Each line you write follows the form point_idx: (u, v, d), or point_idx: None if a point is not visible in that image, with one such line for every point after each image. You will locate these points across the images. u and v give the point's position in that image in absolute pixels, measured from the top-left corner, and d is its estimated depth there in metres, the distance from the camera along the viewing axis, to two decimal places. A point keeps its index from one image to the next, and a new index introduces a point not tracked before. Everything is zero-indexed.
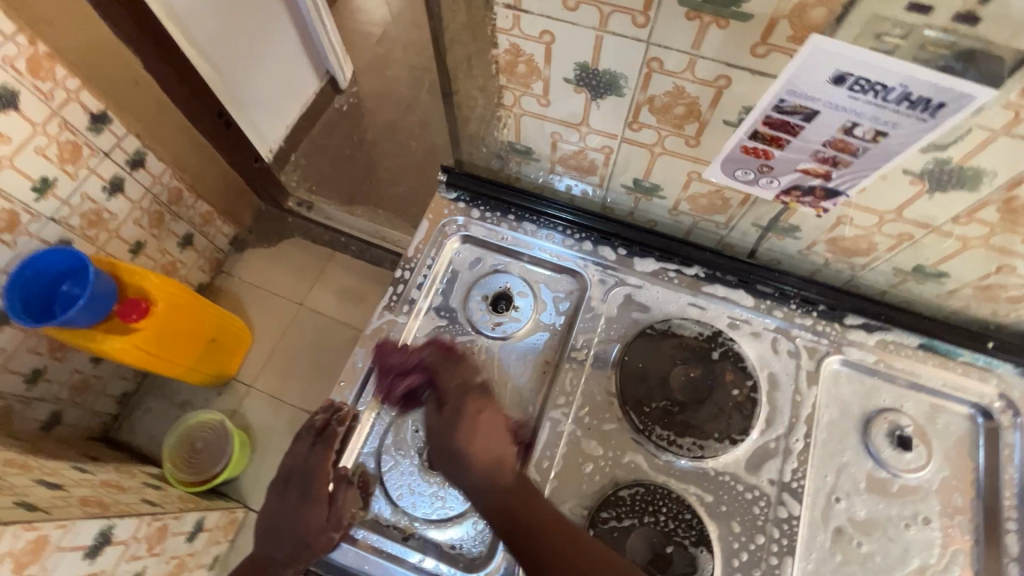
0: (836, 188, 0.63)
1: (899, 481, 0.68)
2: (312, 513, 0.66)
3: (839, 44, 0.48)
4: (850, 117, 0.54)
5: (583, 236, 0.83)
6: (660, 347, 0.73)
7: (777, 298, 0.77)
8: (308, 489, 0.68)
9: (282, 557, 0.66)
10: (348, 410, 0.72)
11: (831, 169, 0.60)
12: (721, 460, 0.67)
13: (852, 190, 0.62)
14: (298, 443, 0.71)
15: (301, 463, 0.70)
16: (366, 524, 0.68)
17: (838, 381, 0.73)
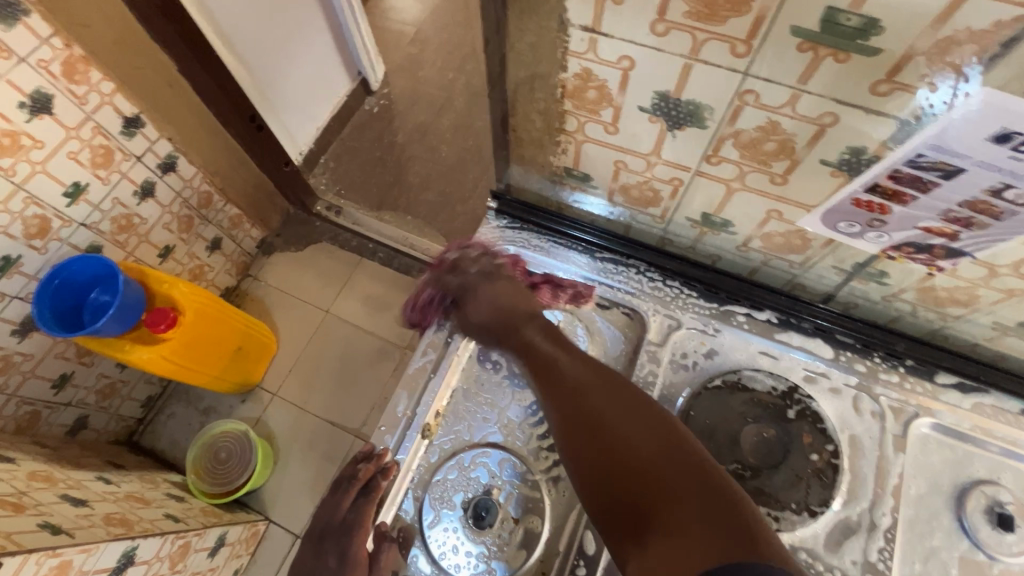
0: (961, 249, 0.56)
1: (998, 565, 0.60)
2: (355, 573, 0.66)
3: (1013, 101, 0.40)
4: (1004, 179, 0.46)
5: (643, 270, 0.77)
6: (729, 402, 0.67)
7: (858, 350, 0.70)
8: (348, 548, 0.67)
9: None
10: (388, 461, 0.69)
11: (962, 229, 0.53)
12: (797, 535, 0.61)
13: (980, 251, 0.55)
14: (338, 497, 0.70)
15: (342, 519, 0.70)
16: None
17: (927, 448, 0.66)
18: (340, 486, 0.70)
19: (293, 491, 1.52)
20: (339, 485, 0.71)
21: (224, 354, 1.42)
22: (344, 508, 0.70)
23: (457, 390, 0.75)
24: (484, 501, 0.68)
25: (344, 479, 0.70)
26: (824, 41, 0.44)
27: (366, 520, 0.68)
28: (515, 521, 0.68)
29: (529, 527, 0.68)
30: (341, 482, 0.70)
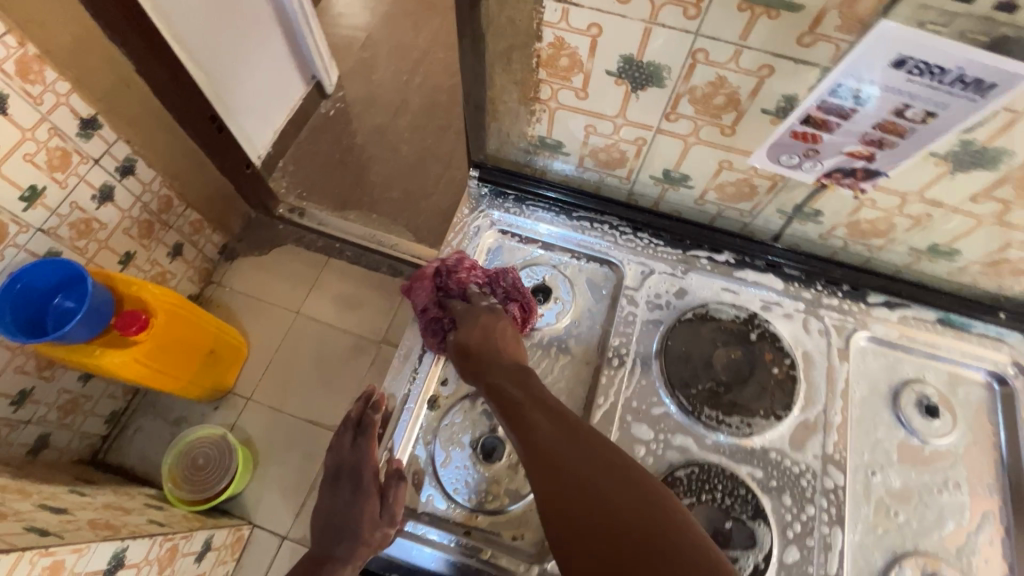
0: (877, 170, 0.66)
1: (929, 447, 0.71)
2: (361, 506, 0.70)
3: (909, 34, 0.50)
4: (903, 100, 0.57)
5: (613, 224, 0.83)
6: (700, 331, 0.74)
7: (803, 281, 0.80)
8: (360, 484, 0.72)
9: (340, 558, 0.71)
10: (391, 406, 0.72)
11: (876, 149, 0.64)
12: (767, 437, 0.69)
13: (891, 170, 0.66)
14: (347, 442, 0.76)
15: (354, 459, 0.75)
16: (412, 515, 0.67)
17: (866, 357, 0.76)
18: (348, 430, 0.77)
19: (276, 493, 1.50)
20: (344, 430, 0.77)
21: (196, 357, 1.40)
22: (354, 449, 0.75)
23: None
24: (489, 437, 0.71)
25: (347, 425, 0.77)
26: (757, 2, 0.53)
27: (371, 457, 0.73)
28: None
29: None
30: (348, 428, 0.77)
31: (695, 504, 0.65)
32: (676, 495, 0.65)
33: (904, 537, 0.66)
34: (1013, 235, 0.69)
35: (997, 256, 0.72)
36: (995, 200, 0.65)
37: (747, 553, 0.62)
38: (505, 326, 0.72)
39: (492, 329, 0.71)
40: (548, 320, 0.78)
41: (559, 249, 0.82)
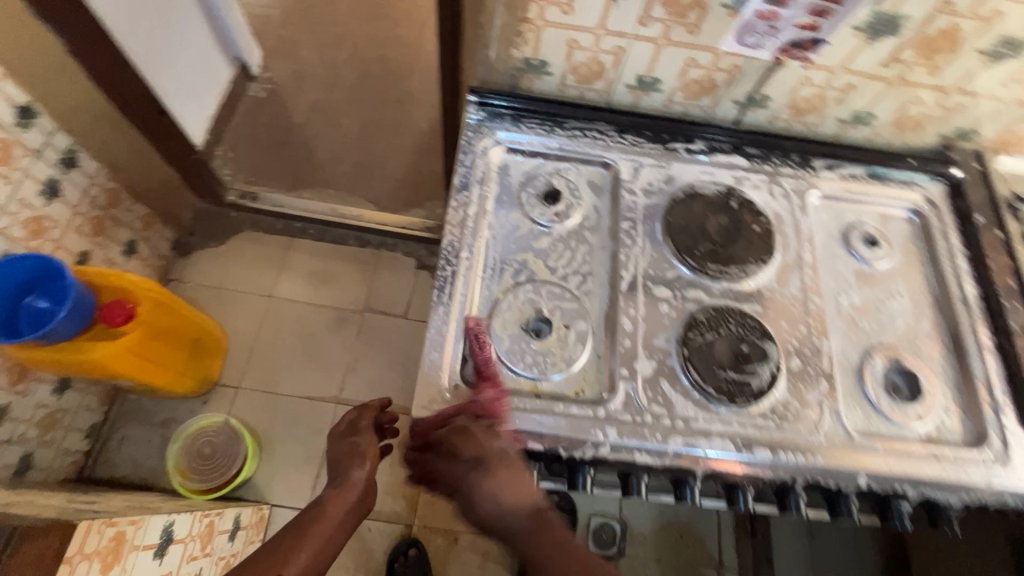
0: (820, 38, 0.80)
1: (876, 269, 0.89)
2: (330, 493, 0.78)
3: None
4: None
5: (601, 130, 0.93)
6: (692, 205, 0.87)
7: (762, 156, 0.94)
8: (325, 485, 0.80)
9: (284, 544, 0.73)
10: (436, 313, 0.77)
11: (820, 21, 0.77)
12: (758, 279, 0.84)
13: (831, 39, 0.80)
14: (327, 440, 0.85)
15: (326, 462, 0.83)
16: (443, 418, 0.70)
17: (818, 211, 0.93)
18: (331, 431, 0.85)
19: (288, 471, 1.52)
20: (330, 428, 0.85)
21: (181, 345, 1.36)
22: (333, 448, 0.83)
23: (489, 239, 0.84)
24: (538, 320, 0.78)
25: (338, 425, 0.85)
26: None
27: (350, 456, 0.81)
28: (568, 326, 0.78)
29: (580, 330, 0.78)
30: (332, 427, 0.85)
31: (718, 336, 0.78)
32: (700, 334, 0.78)
33: (871, 338, 0.84)
34: (914, 92, 0.87)
35: (902, 112, 0.91)
36: (899, 63, 0.82)
37: (763, 366, 0.76)
38: (518, 481, 0.67)
39: (484, 458, 0.67)
40: (564, 216, 0.86)
41: (559, 157, 0.91)
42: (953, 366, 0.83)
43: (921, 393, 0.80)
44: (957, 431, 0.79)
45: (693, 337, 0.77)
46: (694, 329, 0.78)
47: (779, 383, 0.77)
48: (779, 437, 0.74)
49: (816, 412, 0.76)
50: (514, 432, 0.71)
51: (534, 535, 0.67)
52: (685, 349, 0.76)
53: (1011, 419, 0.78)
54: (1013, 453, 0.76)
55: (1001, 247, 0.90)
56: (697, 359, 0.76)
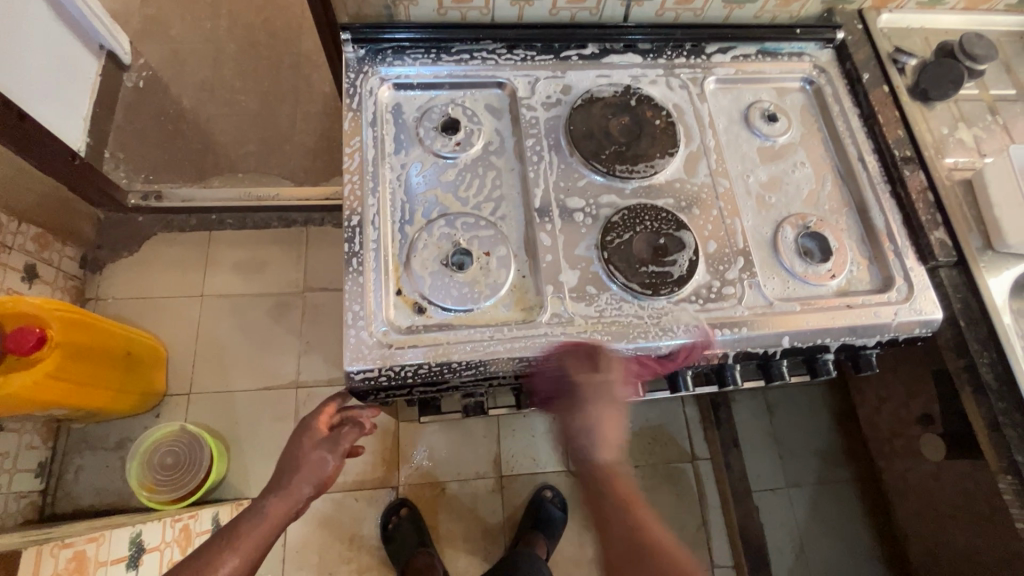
0: None
1: (778, 143, 0.91)
2: (274, 502, 0.77)
3: None
4: None
5: (489, 49, 0.89)
6: (592, 111, 0.86)
7: (656, 50, 0.93)
8: (272, 487, 0.78)
9: (216, 551, 0.74)
10: (350, 263, 0.74)
11: None
12: (667, 173, 0.84)
13: None
14: (299, 434, 0.81)
15: (286, 454, 0.80)
16: (374, 370, 0.69)
17: (717, 97, 0.93)
18: (308, 424, 0.82)
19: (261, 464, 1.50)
20: (309, 419, 0.82)
21: (116, 364, 1.31)
22: (302, 446, 0.80)
23: (395, 179, 0.81)
24: (458, 252, 0.78)
25: (318, 422, 0.82)
26: None
27: (310, 470, 0.79)
28: (488, 254, 0.77)
29: (501, 255, 0.78)
30: (312, 421, 0.82)
31: (634, 235, 0.79)
32: (617, 235, 0.78)
33: (780, 210, 0.86)
34: None
35: None
36: None
37: (681, 253, 0.78)
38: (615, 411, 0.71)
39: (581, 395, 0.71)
40: (466, 144, 0.84)
41: (451, 85, 0.87)
42: (859, 222, 0.87)
43: (830, 252, 0.84)
44: (866, 280, 0.83)
45: (611, 240, 0.78)
46: (611, 232, 0.78)
47: (699, 267, 0.79)
48: (706, 317, 0.77)
49: (738, 288, 0.79)
50: (445, 366, 0.71)
51: (612, 485, 0.72)
52: (605, 252, 0.77)
53: (912, 258, 0.84)
54: (916, 289, 0.82)
55: (889, 101, 0.93)
56: (618, 259, 0.77)
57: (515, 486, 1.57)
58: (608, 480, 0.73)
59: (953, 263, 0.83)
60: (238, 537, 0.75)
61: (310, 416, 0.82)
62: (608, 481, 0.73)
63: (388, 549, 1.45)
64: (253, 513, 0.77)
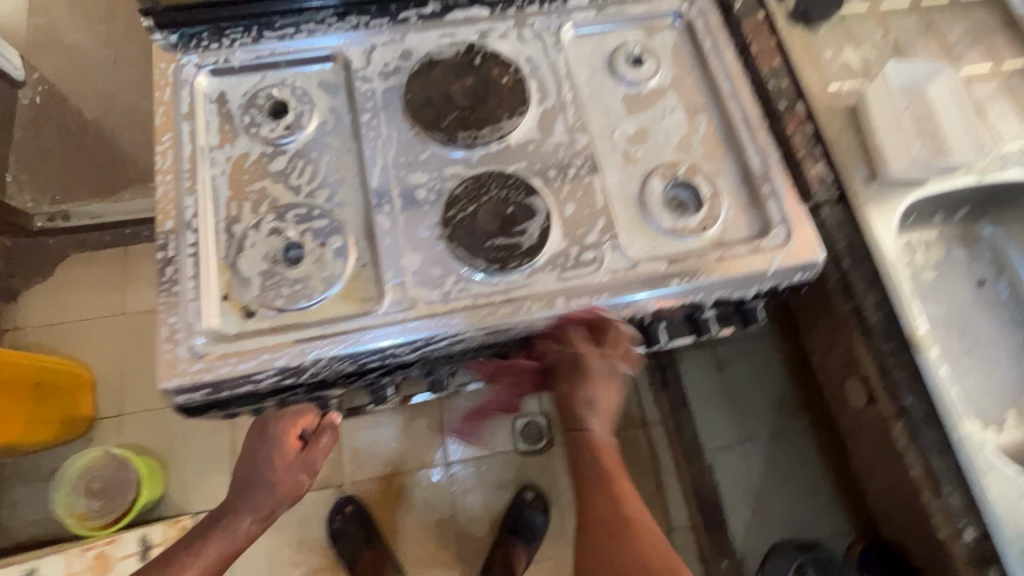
0: None
1: (646, 89, 0.84)
2: (246, 523, 0.72)
3: None
4: None
5: (317, 19, 0.81)
6: (431, 75, 0.78)
7: (505, 1, 0.85)
8: (241, 507, 0.72)
9: (176, 565, 0.70)
10: (168, 275, 0.68)
11: None
12: (518, 134, 0.78)
13: None
14: (266, 449, 0.70)
15: (253, 470, 0.72)
16: (193, 385, 0.64)
17: (577, 45, 0.85)
18: (275, 440, 0.70)
19: (202, 477, 1.47)
20: (274, 434, 0.70)
21: (21, 396, 1.29)
22: (272, 467, 0.70)
23: (218, 175, 0.74)
24: (289, 246, 0.72)
25: (288, 436, 0.70)
26: None
27: (284, 491, 0.72)
28: (323, 244, 0.72)
29: (336, 244, 0.72)
30: (279, 436, 0.70)
31: (479, 207, 0.73)
32: (460, 210, 0.72)
33: (647, 162, 0.80)
34: None
35: None
36: None
37: (532, 222, 0.72)
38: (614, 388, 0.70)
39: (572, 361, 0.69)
40: (297, 127, 0.77)
41: (278, 65, 0.80)
42: (735, 162, 0.80)
43: (702, 201, 0.77)
44: (744, 227, 0.77)
45: (453, 216, 0.72)
46: (453, 207, 0.72)
47: (553, 234, 0.73)
48: (563, 288, 0.71)
49: (598, 252, 0.73)
50: (272, 372, 0.65)
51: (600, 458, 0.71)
52: (448, 229, 0.71)
53: (792, 198, 0.77)
54: (796, 231, 0.75)
55: (763, 27, 0.85)
56: (460, 235, 0.71)
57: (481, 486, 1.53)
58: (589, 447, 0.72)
59: (834, 199, 0.77)
60: (203, 552, 0.71)
61: (278, 431, 0.69)
62: (603, 449, 0.72)
63: (338, 545, 1.45)
64: (223, 532, 0.72)
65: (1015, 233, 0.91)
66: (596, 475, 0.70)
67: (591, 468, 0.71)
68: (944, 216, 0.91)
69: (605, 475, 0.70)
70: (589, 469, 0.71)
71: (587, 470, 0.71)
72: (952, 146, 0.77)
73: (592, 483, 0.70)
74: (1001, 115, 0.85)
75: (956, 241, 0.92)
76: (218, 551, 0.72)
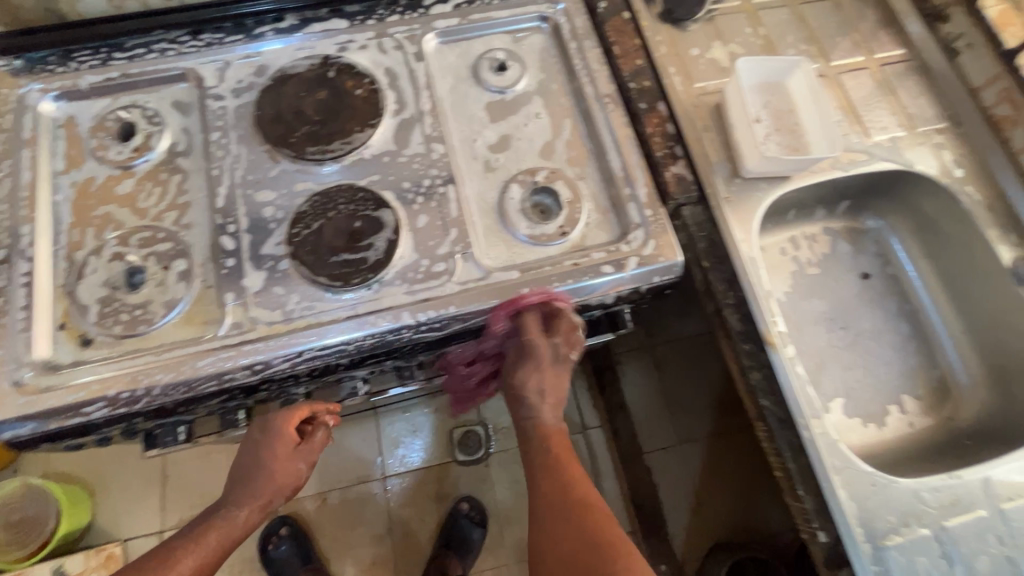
0: None
1: (511, 94, 0.82)
2: (246, 512, 0.68)
3: None
4: None
5: (169, 38, 0.80)
6: (283, 91, 0.77)
7: (365, 12, 0.84)
8: (238, 495, 0.69)
9: (168, 554, 0.64)
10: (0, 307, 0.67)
11: None
12: (372, 146, 0.77)
13: None
14: (268, 441, 0.70)
15: (254, 459, 0.70)
16: (17, 421, 0.62)
17: (441, 54, 0.84)
18: (277, 431, 0.70)
19: (128, 503, 1.41)
20: (277, 424, 0.70)
21: None
22: (274, 455, 0.70)
23: (61, 202, 0.73)
24: (130, 271, 0.70)
25: (288, 429, 0.71)
26: None
27: (284, 482, 0.71)
28: (165, 267, 0.70)
29: (179, 267, 0.70)
30: (280, 428, 0.70)
31: (326, 222, 0.71)
32: (306, 226, 0.71)
33: (507, 169, 0.78)
34: None
35: None
36: None
37: (378, 236, 0.71)
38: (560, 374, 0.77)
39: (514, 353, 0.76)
40: (144, 148, 0.75)
41: (129, 86, 0.79)
42: (598, 164, 0.79)
43: (563, 206, 0.76)
44: (604, 231, 0.76)
45: (298, 233, 0.71)
46: (299, 223, 0.71)
47: (403, 248, 0.72)
48: (411, 302, 0.69)
49: (449, 263, 0.71)
50: (99, 404, 0.63)
51: (557, 451, 0.76)
52: (292, 247, 0.70)
53: (652, 200, 0.76)
54: (654, 233, 0.74)
55: (628, 28, 0.85)
56: (304, 252, 0.70)
57: (415, 500, 1.43)
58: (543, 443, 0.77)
59: (695, 199, 0.77)
60: (198, 545, 0.65)
61: (280, 424, 0.70)
62: (559, 444, 0.77)
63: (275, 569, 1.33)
64: (222, 522, 0.67)
65: (898, 225, 0.90)
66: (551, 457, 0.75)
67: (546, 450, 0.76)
68: (825, 211, 0.91)
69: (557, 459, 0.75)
70: (542, 454, 0.76)
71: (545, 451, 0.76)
72: (810, 142, 0.78)
73: (547, 467, 0.74)
74: (871, 106, 0.84)
75: (840, 235, 0.92)
76: (217, 543, 0.66)
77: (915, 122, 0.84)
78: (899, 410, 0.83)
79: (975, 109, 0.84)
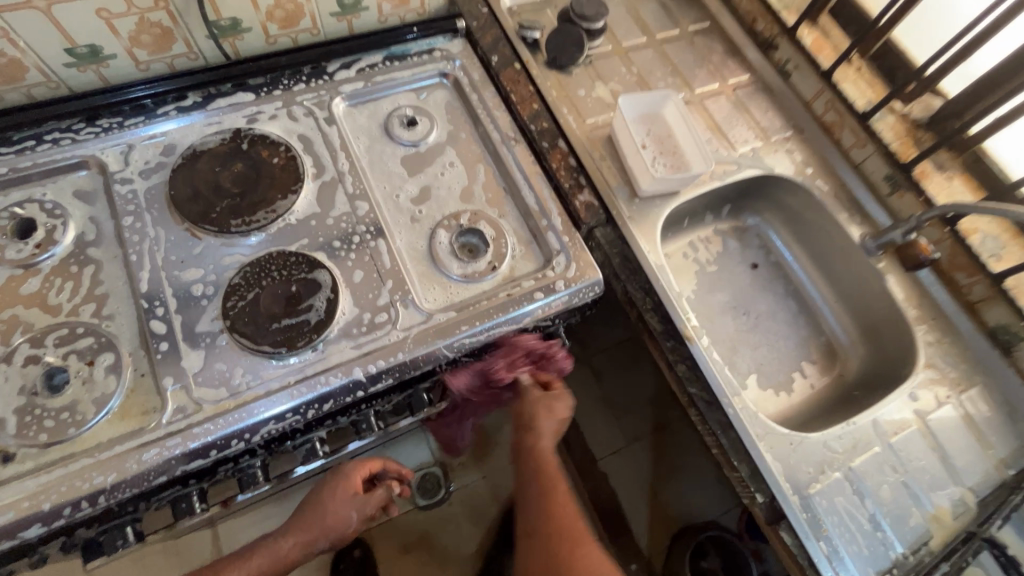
0: None
1: (424, 145, 0.88)
2: (289, 542, 0.71)
3: None
4: None
5: (62, 125, 0.77)
6: (197, 167, 0.78)
7: (270, 83, 0.86)
8: (291, 525, 0.73)
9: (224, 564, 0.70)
10: None
11: None
12: (296, 211, 0.79)
13: None
14: (335, 480, 0.75)
15: (318, 494, 0.75)
16: None
17: (351, 115, 0.88)
18: (345, 475, 0.76)
19: None
20: (347, 470, 0.76)
21: None
22: (332, 497, 0.73)
23: None
24: (49, 372, 0.66)
25: (355, 476, 0.76)
26: None
27: (332, 529, 0.73)
28: (90, 362, 0.67)
29: (107, 360, 0.67)
30: (349, 473, 0.76)
31: (260, 291, 0.72)
32: (240, 297, 0.72)
33: (432, 216, 0.83)
34: None
35: None
36: None
37: (317, 296, 0.73)
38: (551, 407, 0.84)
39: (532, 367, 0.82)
40: (47, 243, 0.72)
41: (20, 180, 0.75)
42: (514, 201, 0.86)
43: (489, 243, 0.82)
44: (529, 261, 0.82)
45: (232, 306, 0.71)
46: (232, 296, 0.71)
47: (342, 305, 0.74)
48: (359, 355, 0.71)
49: (390, 312, 0.75)
50: (35, 522, 0.59)
51: (549, 483, 0.81)
52: (228, 320, 0.70)
53: (567, 227, 0.84)
54: (575, 257, 0.81)
55: (521, 77, 0.94)
56: (242, 324, 0.70)
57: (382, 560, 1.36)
58: (529, 464, 0.83)
59: (604, 221, 0.87)
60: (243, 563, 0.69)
61: (349, 469, 0.76)
62: (553, 471, 0.82)
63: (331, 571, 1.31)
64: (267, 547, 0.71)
65: (771, 220, 1.06)
66: (551, 490, 0.81)
67: (542, 459, 0.83)
68: (712, 215, 1.04)
69: (546, 493, 0.81)
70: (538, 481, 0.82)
71: (531, 463, 0.83)
72: (689, 160, 0.91)
73: (534, 481, 0.82)
74: (733, 124, 0.99)
75: (728, 234, 1.06)
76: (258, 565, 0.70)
77: (768, 133, 1.00)
78: (801, 375, 0.97)
79: (811, 118, 1.01)
